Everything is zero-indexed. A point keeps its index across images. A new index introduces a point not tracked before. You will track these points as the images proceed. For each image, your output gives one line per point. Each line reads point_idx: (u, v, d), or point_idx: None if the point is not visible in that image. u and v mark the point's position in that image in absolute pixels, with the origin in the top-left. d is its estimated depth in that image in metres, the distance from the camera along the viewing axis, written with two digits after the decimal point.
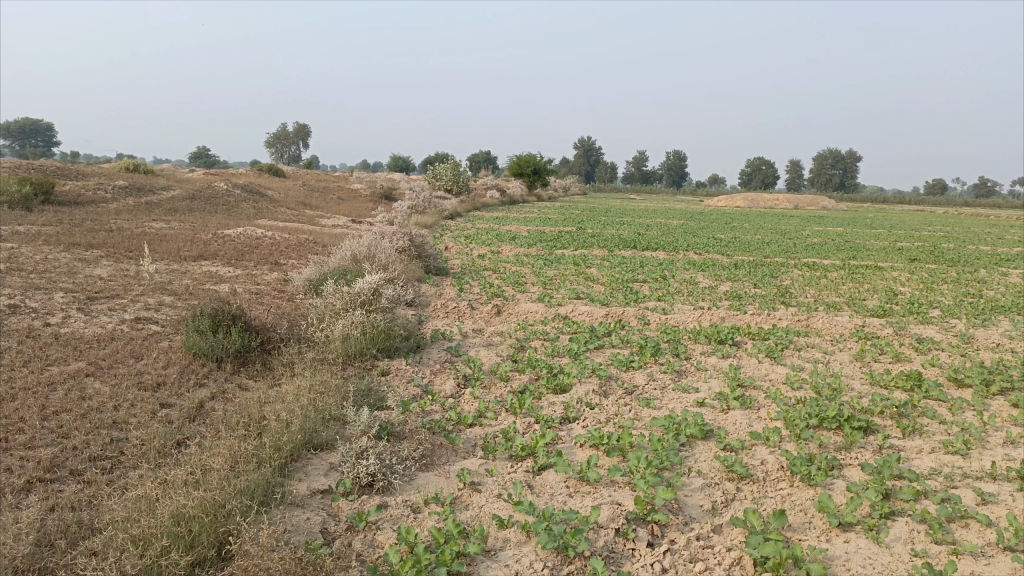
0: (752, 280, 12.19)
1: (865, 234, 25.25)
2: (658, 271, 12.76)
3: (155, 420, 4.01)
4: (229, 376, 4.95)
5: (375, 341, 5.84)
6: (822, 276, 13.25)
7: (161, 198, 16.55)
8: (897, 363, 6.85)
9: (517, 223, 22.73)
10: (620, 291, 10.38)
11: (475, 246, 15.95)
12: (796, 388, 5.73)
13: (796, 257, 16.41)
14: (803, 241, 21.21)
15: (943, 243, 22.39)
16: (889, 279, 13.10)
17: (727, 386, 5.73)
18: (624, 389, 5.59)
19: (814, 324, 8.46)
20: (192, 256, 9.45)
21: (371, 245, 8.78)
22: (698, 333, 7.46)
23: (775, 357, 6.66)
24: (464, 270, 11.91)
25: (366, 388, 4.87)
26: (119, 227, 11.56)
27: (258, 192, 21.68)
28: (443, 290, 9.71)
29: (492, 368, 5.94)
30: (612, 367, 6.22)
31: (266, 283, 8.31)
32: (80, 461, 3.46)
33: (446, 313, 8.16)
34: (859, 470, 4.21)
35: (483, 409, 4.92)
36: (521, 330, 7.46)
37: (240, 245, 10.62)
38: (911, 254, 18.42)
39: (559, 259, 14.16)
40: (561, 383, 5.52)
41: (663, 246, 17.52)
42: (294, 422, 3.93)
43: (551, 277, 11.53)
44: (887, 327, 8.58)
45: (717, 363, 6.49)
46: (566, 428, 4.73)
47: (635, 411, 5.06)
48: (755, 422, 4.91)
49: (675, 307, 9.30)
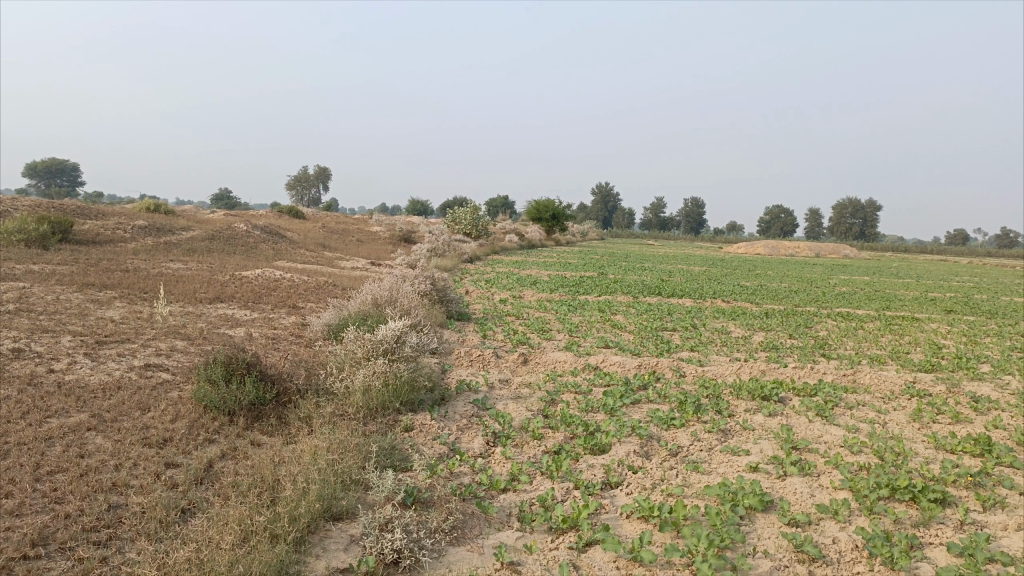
0: (786, 331, 11.71)
1: (893, 284, 24.62)
2: (687, 319, 12.31)
3: (158, 483, 3.62)
4: (242, 431, 4.54)
5: (398, 394, 5.43)
6: (858, 327, 12.73)
7: (180, 239, 16.40)
8: (957, 424, 6.34)
9: (537, 268, 22.42)
10: (650, 340, 9.93)
11: (496, 291, 15.60)
12: (856, 453, 5.25)
13: (828, 307, 15.92)
14: (831, 290, 20.66)
15: (976, 294, 21.73)
16: (928, 332, 12.55)
17: (780, 449, 5.26)
18: (668, 450, 5.13)
19: (860, 380, 7.96)
20: (209, 298, 9.16)
21: (393, 289, 8.43)
22: (740, 388, 6.99)
23: (827, 418, 6.19)
24: (486, 316, 11.52)
25: (389, 447, 4.44)
26: (135, 268, 11.32)
27: (278, 234, 21.55)
28: (466, 337, 9.32)
29: (523, 425, 5.51)
30: (652, 425, 5.77)
31: (283, 328, 7.97)
32: (71, 533, 3.06)
33: (471, 362, 7.75)
34: (943, 551, 3.72)
35: (516, 472, 4.49)
36: (551, 381, 7.04)
37: (258, 287, 10.33)
38: (946, 305, 17.84)
39: (584, 305, 13.75)
40: (600, 443, 5.08)
41: (688, 293, 17.06)
42: (311, 488, 3.53)
43: (577, 325, 11.12)
44: (939, 384, 8.06)
45: (765, 422, 6.02)
46: (609, 495, 4.30)
47: (683, 477, 4.61)
48: (818, 492, 4.44)
49: (710, 359, 8.84)
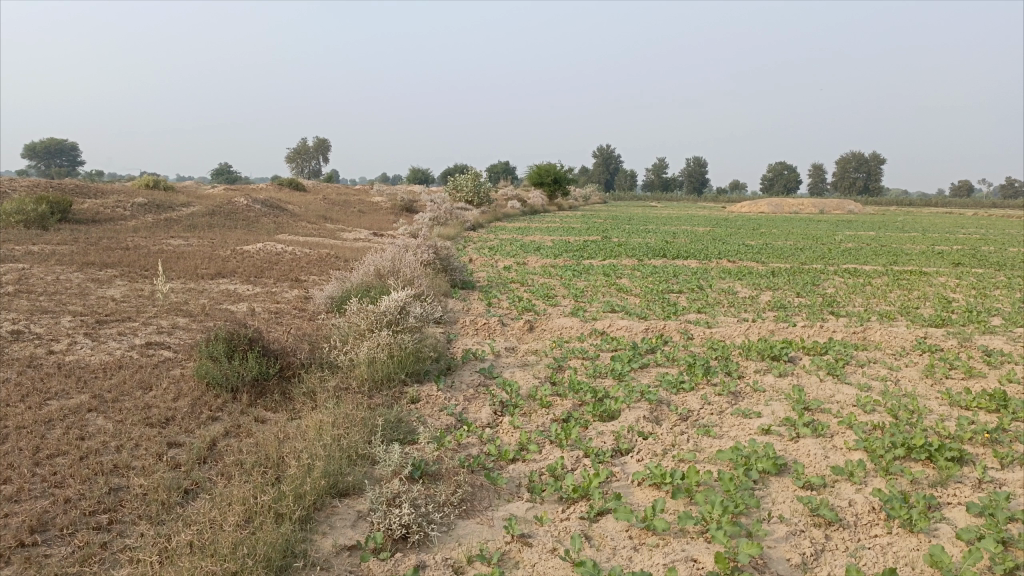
0: (793, 289, 11.58)
1: (900, 239, 24.41)
2: (693, 281, 12.20)
3: (161, 463, 3.56)
4: (245, 407, 4.47)
5: (403, 365, 5.34)
6: (866, 283, 12.60)
7: (180, 215, 16.27)
8: (971, 380, 6.25)
9: (541, 233, 22.27)
10: (656, 303, 9.83)
11: (500, 257, 15.48)
12: (869, 412, 5.17)
13: (835, 263, 15.77)
14: (837, 246, 20.47)
15: (983, 247, 21.52)
16: (937, 286, 12.41)
17: (792, 410, 5.18)
18: (678, 415, 5.06)
19: (871, 337, 7.87)
20: (210, 274, 9.07)
21: (395, 259, 8.32)
22: (750, 348, 6.90)
23: (838, 376, 6.11)
24: (490, 283, 11.43)
25: (395, 420, 4.37)
26: (136, 245, 11.22)
27: (279, 207, 21.38)
28: (470, 305, 9.23)
29: (531, 393, 5.43)
30: (661, 389, 5.69)
31: (286, 302, 7.89)
32: (72, 518, 3.01)
33: (476, 330, 7.66)
34: (962, 511, 3.66)
35: (525, 441, 4.42)
36: (557, 348, 6.95)
37: (259, 261, 10.23)
38: (954, 258, 17.69)
39: (588, 269, 13.64)
40: (609, 409, 5.01)
41: (693, 254, 16.91)
42: (316, 464, 3.46)
43: (583, 289, 11.01)
44: (950, 339, 7.95)
45: (775, 383, 5.94)
46: (620, 463, 4.23)
47: (694, 442, 4.54)
48: (832, 454, 4.37)
49: (717, 320, 8.74)
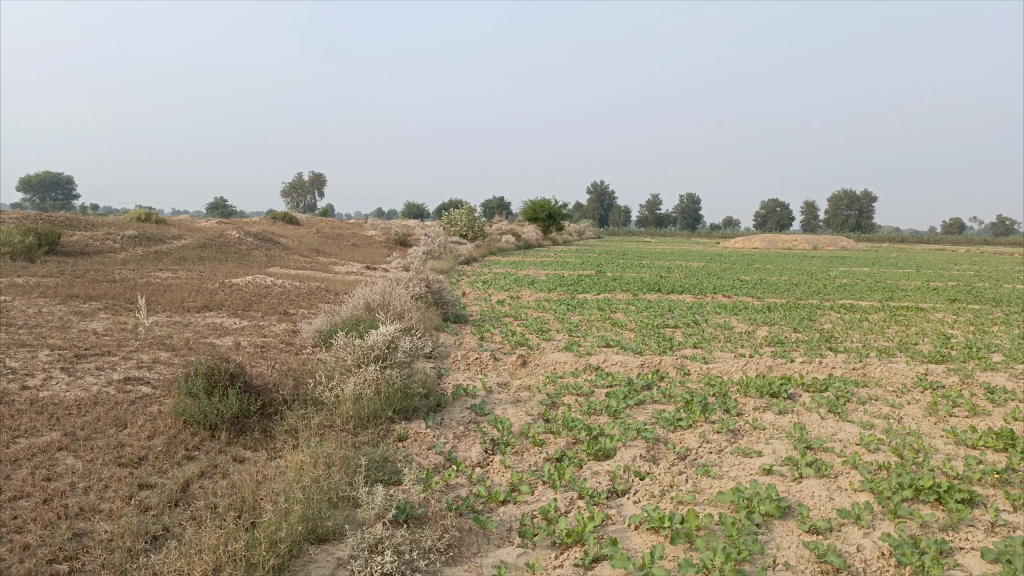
0: (790, 324, 11.45)
1: (894, 274, 24.39)
2: (689, 315, 12.07)
3: (129, 506, 3.36)
4: (224, 446, 4.28)
5: (391, 402, 5.16)
6: (862, 319, 12.48)
7: (170, 248, 16.11)
8: (975, 417, 6.09)
9: (535, 268, 22.19)
10: (652, 338, 9.67)
11: (494, 292, 15.34)
12: (874, 451, 4.99)
13: (831, 299, 15.67)
14: (831, 282, 20.40)
15: (978, 283, 21.48)
16: (934, 322, 12.29)
17: (794, 449, 5.00)
18: (676, 454, 4.87)
19: (871, 373, 7.71)
20: (197, 307, 8.89)
21: (386, 292, 8.17)
22: (748, 385, 6.73)
23: (840, 414, 5.93)
24: (483, 318, 11.27)
25: (380, 460, 4.18)
26: (123, 278, 11.05)
27: (271, 240, 21.26)
28: (462, 340, 9.06)
29: (523, 430, 5.24)
30: (658, 427, 5.51)
31: (273, 336, 7.71)
32: (28, 566, 2.80)
33: (468, 365, 7.48)
34: (976, 557, 3.47)
35: (517, 482, 4.22)
36: (551, 384, 6.77)
37: (248, 294, 10.06)
38: (949, 294, 17.61)
39: (583, 304, 13.50)
40: (604, 448, 4.82)
41: (688, 289, 16.79)
42: (293, 507, 3.27)
43: (577, 324, 10.85)
44: (951, 376, 7.80)
45: (775, 421, 5.76)
46: (616, 505, 4.04)
47: (693, 482, 4.36)
48: (837, 496, 4.19)
49: (714, 355, 8.58)
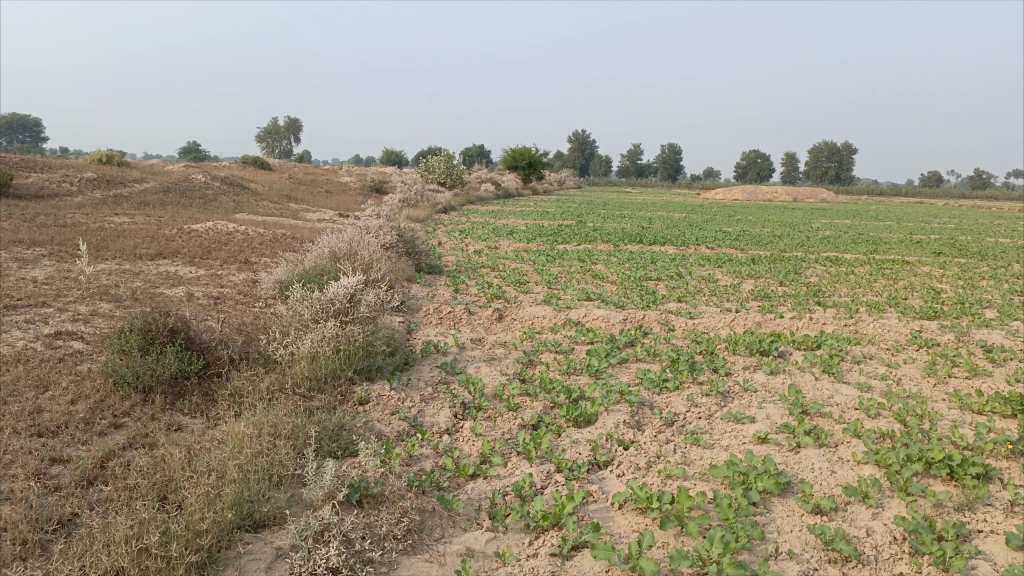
0: (775, 277, 11.08)
1: (876, 227, 24.16)
2: (672, 267, 11.65)
3: (33, 488, 2.90)
4: (157, 413, 3.81)
5: (351, 361, 4.68)
6: (849, 272, 12.15)
7: (131, 192, 15.34)
8: (976, 379, 5.75)
9: (514, 217, 21.64)
10: (634, 291, 9.25)
11: (471, 241, 14.81)
12: (874, 418, 4.62)
13: (815, 251, 15.33)
14: (814, 234, 20.05)
15: (959, 236, 21.32)
16: (921, 276, 11.95)
17: (789, 415, 4.61)
18: (663, 420, 4.47)
19: (863, 330, 7.35)
20: (150, 254, 8.30)
21: (353, 240, 7.63)
22: (737, 342, 6.33)
23: (835, 375, 5.56)
24: (459, 268, 10.77)
25: (336, 429, 3.72)
26: (74, 223, 10.37)
27: (240, 185, 20.47)
28: (435, 292, 8.56)
29: (497, 392, 4.81)
30: (642, 389, 5.10)
31: (231, 286, 7.17)
32: None
33: (440, 319, 7.01)
34: (999, 543, 3.11)
35: (488, 453, 3.80)
36: (528, 341, 6.33)
37: (207, 241, 9.46)
38: (934, 247, 17.38)
39: (562, 254, 13.04)
40: (585, 414, 4.41)
41: (669, 241, 16.33)
42: (224, 491, 2.82)
43: (556, 275, 10.39)
44: (947, 333, 7.45)
45: (767, 382, 5.37)
46: (598, 479, 3.64)
47: (682, 453, 3.96)
48: (840, 470, 3.82)
49: (699, 310, 8.17)
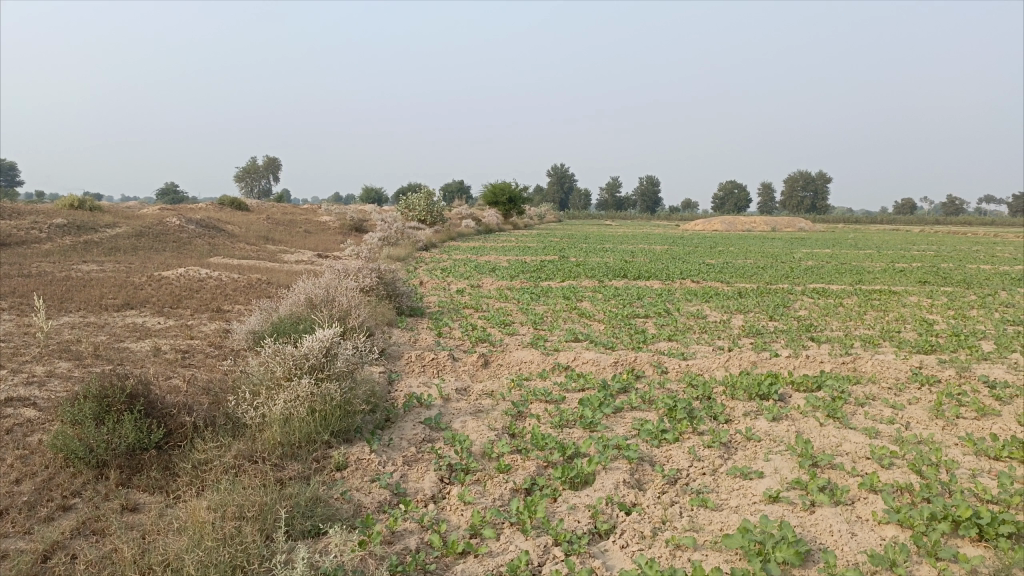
0: (765, 312, 10.86)
1: (857, 256, 24.17)
2: (659, 304, 11.39)
3: None
4: (112, 492, 3.46)
5: (328, 423, 4.34)
6: (837, 304, 11.96)
7: (102, 237, 14.94)
8: (986, 420, 5.49)
9: (495, 253, 21.40)
10: (623, 331, 8.96)
11: (453, 280, 14.51)
12: (889, 469, 4.33)
13: (801, 283, 15.16)
14: (797, 264, 19.95)
15: (941, 264, 21.34)
16: (911, 307, 11.79)
17: (799, 468, 4.31)
18: (665, 478, 4.15)
19: (862, 367, 7.09)
20: (117, 305, 7.92)
21: (330, 286, 7.30)
22: (735, 385, 6.05)
23: (840, 420, 5.28)
24: (442, 310, 10.45)
25: (309, 505, 3.39)
26: (40, 272, 9.96)
27: (216, 227, 20.09)
28: (417, 337, 8.23)
29: (486, 451, 4.48)
30: (640, 442, 4.79)
31: (201, 338, 6.81)
32: None
33: (423, 367, 6.67)
34: None
35: (478, 525, 3.47)
36: (516, 390, 6.00)
37: (178, 289, 9.09)
38: (918, 276, 17.31)
39: (547, 292, 12.76)
40: (582, 474, 4.08)
41: (654, 275, 16.14)
42: None
43: (541, 315, 10.09)
44: (947, 369, 7.21)
45: (771, 430, 5.08)
46: (600, 552, 3.32)
47: (689, 517, 3.65)
48: (861, 532, 3.52)
49: (691, 350, 7.89)
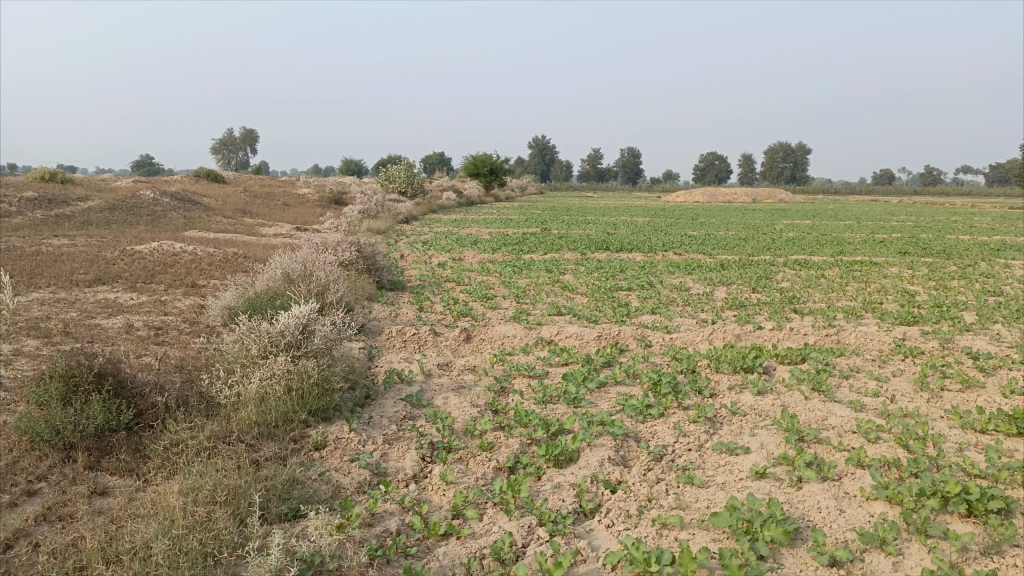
0: (748, 284, 10.83)
1: (838, 227, 24.24)
2: (642, 276, 11.33)
3: None
4: (79, 476, 3.32)
5: (305, 401, 4.21)
6: (820, 276, 11.96)
7: (74, 210, 14.59)
8: (970, 392, 5.48)
9: (477, 226, 21.21)
10: (606, 304, 8.88)
11: (434, 253, 14.35)
12: (875, 443, 4.29)
13: (783, 254, 15.16)
14: (779, 236, 19.97)
15: (920, 235, 21.45)
16: (892, 278, 11.81)
17: (785, 443, 4.26)
18: (651, 455, 4.08)
19: (846, 339, 7.07)
20: (89, 280, 7.71)
21: (308, 260, 7.13)
22: (720, 358, 5.99)
23: (826, 393, 5.24)
24: (423, 283, 10.32)
25: (285, 488, 3.28)
26: (9, 247, 9.69)
27: (192, 200, 19.72)
28: (398, 311, 8.10)
29: (468, 428, 4.38)
30: (625, 418, 4.71)
31: (176, 314, 6.64)
32: None
33: (404, 342, 6.55)
34: None
35: (461, 506, 3.38)
36: (499, 365, 5.90)
37: (152, 263, 8.87)
38: (899, 247, 17.38)
39: (529, 264, 12.65)
40: (566, 451, 4.00)
41: (636, 247, 16.06)
42: None
43: (524, 288, 9.98)
44: (930, 340, 7.20)
45: (756, 404, 5.02)
46: (585, 532, 3.24)
47: (676, 495, 3.59)
48: (849, 509, 3.48)
49: (674, 323, 7.84)
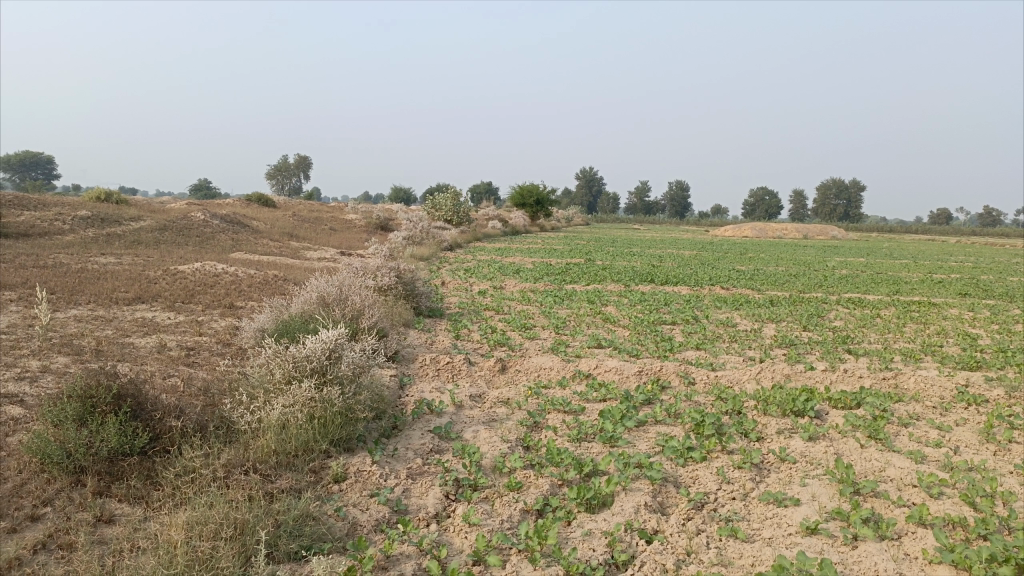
0: (798, 321, 10.41)
1: (893, 266, 23.48)
2: (688, 310, 11.00)
3: None
4: (86, 503, 3.18)
5: (327, 431, 4.04)
6: (875, 315, 11.46)
7: (125, 230, 14.87)
8: None
9: (520, 255, 21.07)
10: (649, 338, 8.58)
11: (475, 281, 14.22)
12: (938, 499, 3.93)
13: (835, 292, 14.64)
14: (832, 273, 19.38)
15: (982, 276, 20.60)
16: (952, 320, 11.24)
17: (838, 495, 3.92)
18: (691, 503, 3.79)
19: (904, 384, 6.65)
20: (129, 299, 7.72)
21: (343, 283, 7.02)
22: (768, 400, 5.65)
23: (883, 442, 4.87)
24: (462, 311, 10.16)
25: (296, 524, 3.09)
26: (57, 263, 9.84)
27: (241, 222, 20.02)
28: (434, 339, 7.93)
29: (497, 465, 4.15)
30: (664, 460, 4.43)
31: (210, 335, 6.57)
32: None
33: (437, 371, 6.36)
34: None
35: (483, 551, 3.14)
36: (533, 399, 5.66)
37: (193, 284, 8.88)
38: (958, 287, 16.68)
39: (571, 295, 12.41)
40: (600, 495, 3.74)
41: (682, 280, 15.71)
42: None
43: (564, 319, 9.74)
44: (995, 388, 6.74)
45: (807, 450, 4.68)
46: None
47: (717, 550, 3.30)
48: (910, 573, 3.15)
49: (719, 360, 7.50)
